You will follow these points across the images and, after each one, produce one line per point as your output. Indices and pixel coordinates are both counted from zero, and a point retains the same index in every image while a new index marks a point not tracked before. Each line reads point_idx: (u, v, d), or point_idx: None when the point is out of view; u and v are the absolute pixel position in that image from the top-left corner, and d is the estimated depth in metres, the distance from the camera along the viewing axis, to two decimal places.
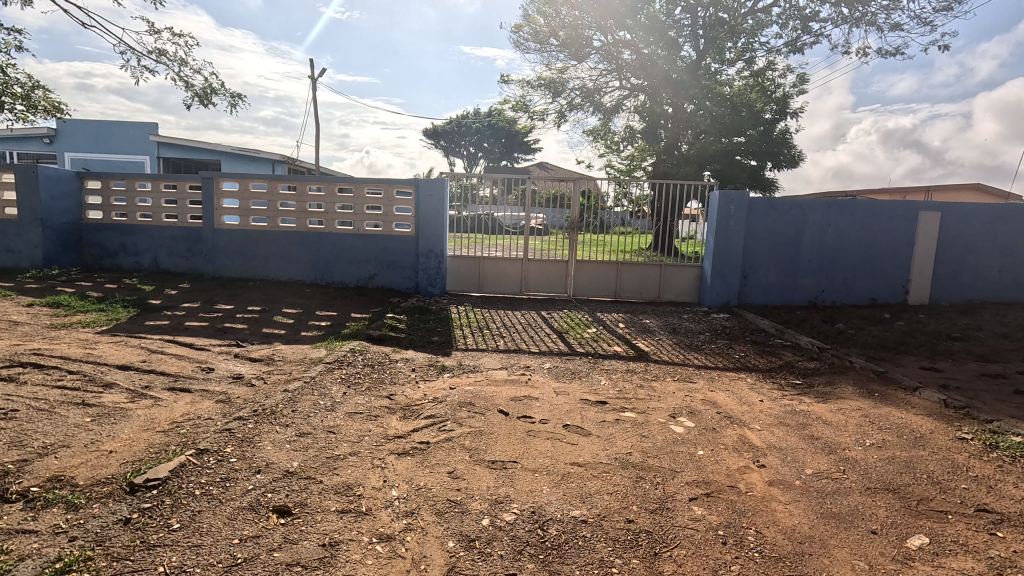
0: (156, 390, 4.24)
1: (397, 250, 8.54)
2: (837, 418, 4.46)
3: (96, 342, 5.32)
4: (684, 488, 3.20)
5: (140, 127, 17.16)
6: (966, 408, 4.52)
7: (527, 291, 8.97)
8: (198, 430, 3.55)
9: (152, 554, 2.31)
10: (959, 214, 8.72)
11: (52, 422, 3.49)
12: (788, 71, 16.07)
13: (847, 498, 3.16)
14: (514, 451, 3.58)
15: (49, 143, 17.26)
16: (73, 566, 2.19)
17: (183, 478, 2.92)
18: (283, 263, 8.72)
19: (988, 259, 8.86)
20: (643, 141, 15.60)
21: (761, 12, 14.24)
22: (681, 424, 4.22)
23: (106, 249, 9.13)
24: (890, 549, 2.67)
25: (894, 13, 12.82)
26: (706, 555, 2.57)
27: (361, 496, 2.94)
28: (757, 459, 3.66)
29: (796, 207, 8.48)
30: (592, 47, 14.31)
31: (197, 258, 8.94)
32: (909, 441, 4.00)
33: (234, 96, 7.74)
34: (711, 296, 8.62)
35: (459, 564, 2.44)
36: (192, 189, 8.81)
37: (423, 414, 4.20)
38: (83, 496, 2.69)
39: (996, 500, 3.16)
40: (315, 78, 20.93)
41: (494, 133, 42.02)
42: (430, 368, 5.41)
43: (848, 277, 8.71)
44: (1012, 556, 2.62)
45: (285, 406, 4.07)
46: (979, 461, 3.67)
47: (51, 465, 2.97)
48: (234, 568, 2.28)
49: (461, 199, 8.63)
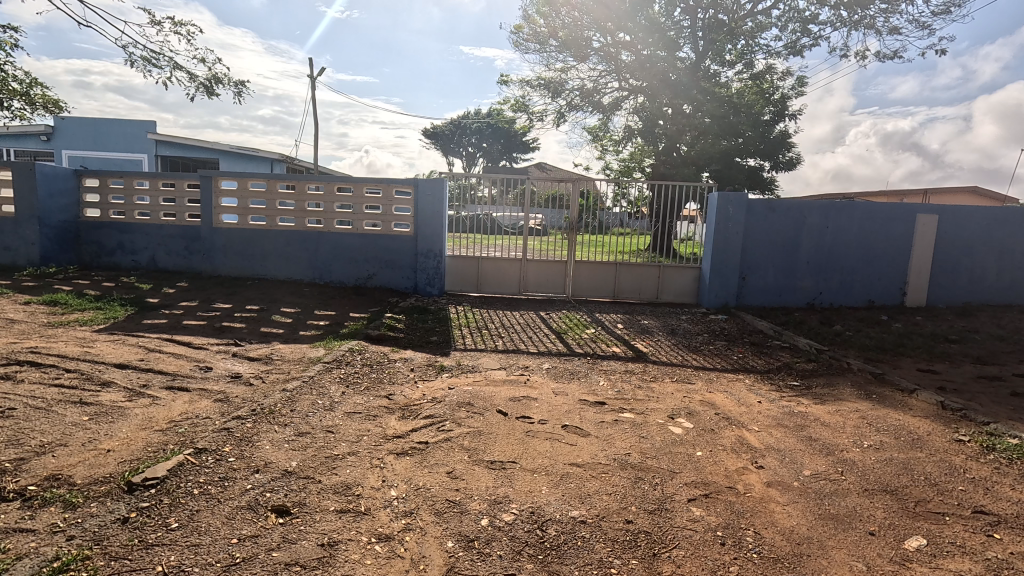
0: (154, 389, 4.23)
1: (396, 249, 8.53)
2: (835, 420, 4.47)
3: (93, 341, 5.30)
4: (683, 488, 3.22)
5: (138, 125, 17.12)
6: (963, 411, 4.53)
7: (526, 291, 8.98)
8: (196, 429, 3.53)
9: (150, 553, 2.31)
10: (957, 217, 8.75)
11: (49, 420, 3.48)
12: (787, 74, 16.13)
13: (845, 500, 3.17)
14: (513, 451, 3.59)
15: (46, 140, 17.20)
16: (71, 565, 2.18)
17: (182, 477, 2.92)
18: (282, 262, 8.71)
19: (985, 261, 8.90)
20: (642, 141, 15.62)
21: (761, 14, 14.29)
22: (680, 425, 4.23)
23: (104, 247, 9.11)
24: (888, 550, 2.67)
25: (893, 16, 12.88)
26: (705, 555, 2.57)
27: (360, 496, 2.93)
28: (755, 460, 3.67)
29: (794, 209, 8.50)
30: (592, 47, 14.35)
31: (195, 257, 8.91)
32: (906, 442, 4.01)
33: (238, 82, 7.62)
34: (710, 297, 8.63)
35: (458, 564, 2.44)
36: (190, 187, 8.78)
37: (421, 414, 4.19)
38: (81, 495, 2.68)
39: (993, 502, 3.17)
40: (315, 78, 20.95)
41: (494, 133, 42.02)
42: (428, 368, 5.40)
43: (846, 279, 8.73)
44: (1010, 558, 2.63)
45: (284, 406, 4.06)
46: (976, 463, 3.69)
47: (48, 464, 2.96)
48: (232, 567, 2.28)
49: (460, 200, 8.61)
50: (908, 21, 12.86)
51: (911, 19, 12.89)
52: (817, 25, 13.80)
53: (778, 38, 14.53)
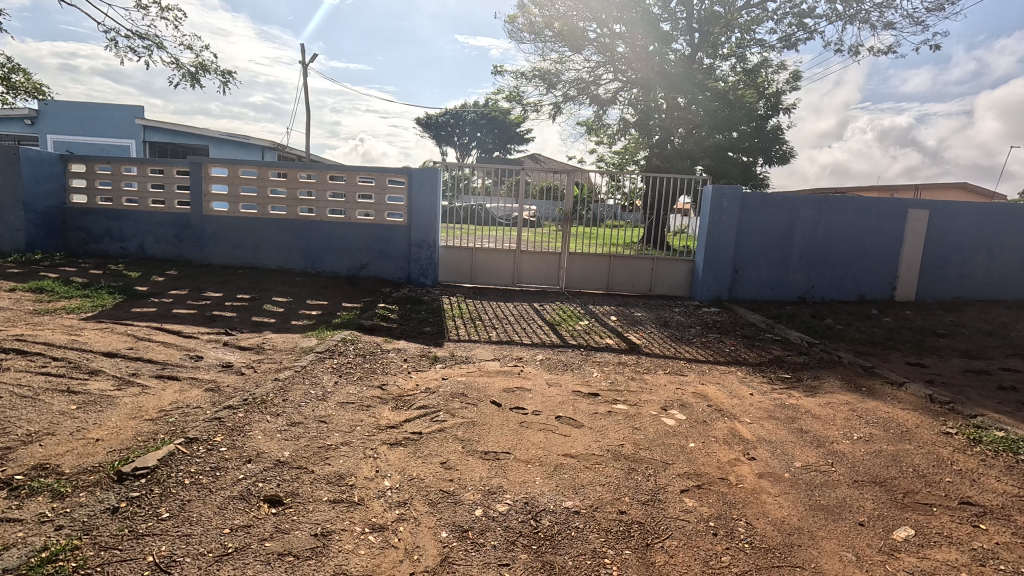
0: (144, 378, 4.19)
1: (389, 240, 8.47)
2: (825, 412, 4.50)
3: (81, 329, 5.22)
4: (675, 479, 3.22)
5: (124, 110, 16.90)
6: (950, 404, 4.59)
7: (520, 283, 8.95)
8: (186, 418, 3.50)
9: (140, 544, 2.28)
10: (947, 213, 8.85)
11: (36, 409, 3.42)
12: (781, 68, 16.21)
13: (835, 491, 3.20)
14: (506, 442, 3.58)
15: (30, 125, 16.95)
16: (59, 555, 2.15)
17: (172, 467, 2.88)
18: (273, 251, 8.63)
19: (974, 256, 9.02)
20: (637, 134, 15.59)
21: (757, 7, 14.26)
22: (673, 417, 4.24)
23: (92, 234, 8.97)
24: (876, 541, 2.70)
25: (887, 11, 12.93)
26: (697, 546, 2.58)
27: (353, 486, 2.92)
28: (747, 451, 3.69)
29: (786, 203, 8.53)
30: (588, 39, 14.28)
31: (184, 245, 8.79)
32: (895, 435, 4.06)
33: (224, 73, 7.66)
34: (703, 291, 8.62)
35: (451, 554, 2.44)
36: (180, 173, 8.67)
37: (415, 404, 4.17)
38: (70, 484, 2.65)
39: (979, 493, 3.21)
40: (305, 65, 20.74)
41: (488, 125, 41.74)
42: (421, 359, 5.36)
43: (838, 273, 8.78)
44: (994, 548, 2.67)
45: (276, 395, 4.03)
46: (963, 455, 3.73)
47: (36, 453, 2.92)
48: (224, 557, 2.26)
49: (453, 190, 8.51)
50: (902, 17, 12.93)
51: (905, 16, 12.95)
52: (812, 19, 13.82)
53: (773, 32, 14.54)
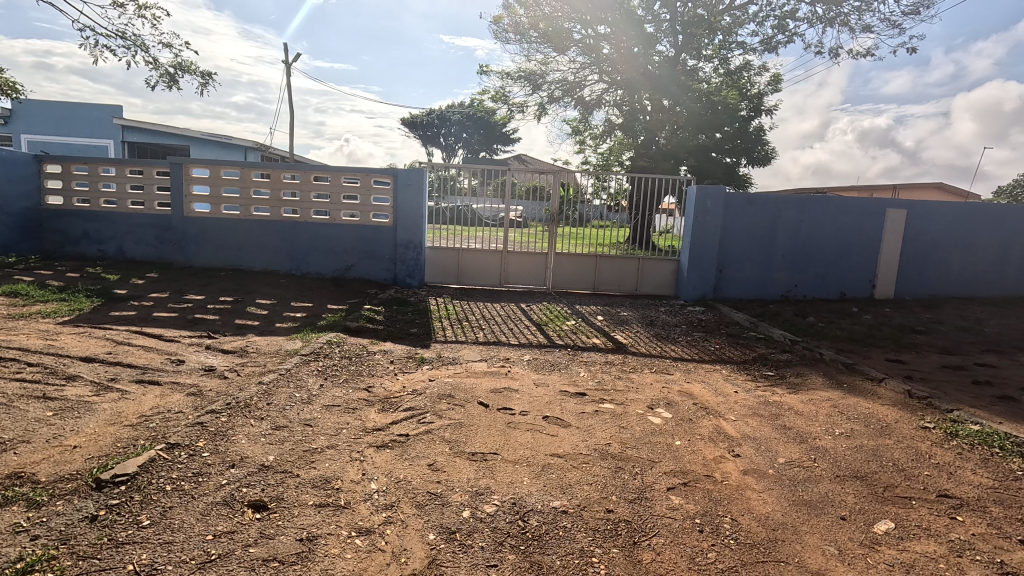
0: (123, 383, 4.12)
1: (375, 241, 8.42)
2: (808, 408, 4.57)
3: (57, 334, 5.11)
4: (661, 477, 3.24)
5: (104, 109, 16.64)
6: (928, 399, 4.68)
7: (507, 283, 8.95)
8: (167, 423, 3.44)
9: (120, 552, 2.24)
10: (925, 212, 9.02)
11: (11, 416, 3.34)
12: (763, 70, 16.42)
13: (818, 486, 3.25)
14: (494, 442, 3.58)
15: (4, 124, 16.57)
16: (35, 566, 2.10)
17: (153, 473, 2.84)
18: (257, 252, 8.52)
19: (950, 254, 9.21)
20: (622, 135, 15.67)
21: (738, 9, 14.41)
22: (659, 415, 4.27)
23: (69, 236, 8.79)
24: (858, 534, 2.75)
25: (865, 14, 13.16)
26: (684, 543, 2.60)
27: (339, 489, 2.90)
28: (732, 448, 3.73)
29: (769, 203, 8.63)
30: (573, 39, 14.31)
31: (165, 247, 8.64)
32: (875, 430, 4.13)
33: (204, 74, 7.52)
34: (689, 290, 8.69)
35: (439, 556, 2.43)
36: (160, 174, 8.54)
37: (401, 406, 4.15)
38: (46, 493, 2.59)
39: (955, 486, 3.28)
40: (288, 64, 20.56)
41: (473, 125, 41.66)
42: (408, 360, 5.34)
43: (820, 272, 8.91)
44: (970, 539, 2.73)
45: (260, 398, 3.99)
46: (941, 449, 3.80)
47: (10, 461, 2.85)
48: (207, 564, 2.22)
49: (439, 190, 8.47)
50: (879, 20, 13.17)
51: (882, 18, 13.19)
52: (793, 21, 14.02)
53: (755, 34, 14.71)
